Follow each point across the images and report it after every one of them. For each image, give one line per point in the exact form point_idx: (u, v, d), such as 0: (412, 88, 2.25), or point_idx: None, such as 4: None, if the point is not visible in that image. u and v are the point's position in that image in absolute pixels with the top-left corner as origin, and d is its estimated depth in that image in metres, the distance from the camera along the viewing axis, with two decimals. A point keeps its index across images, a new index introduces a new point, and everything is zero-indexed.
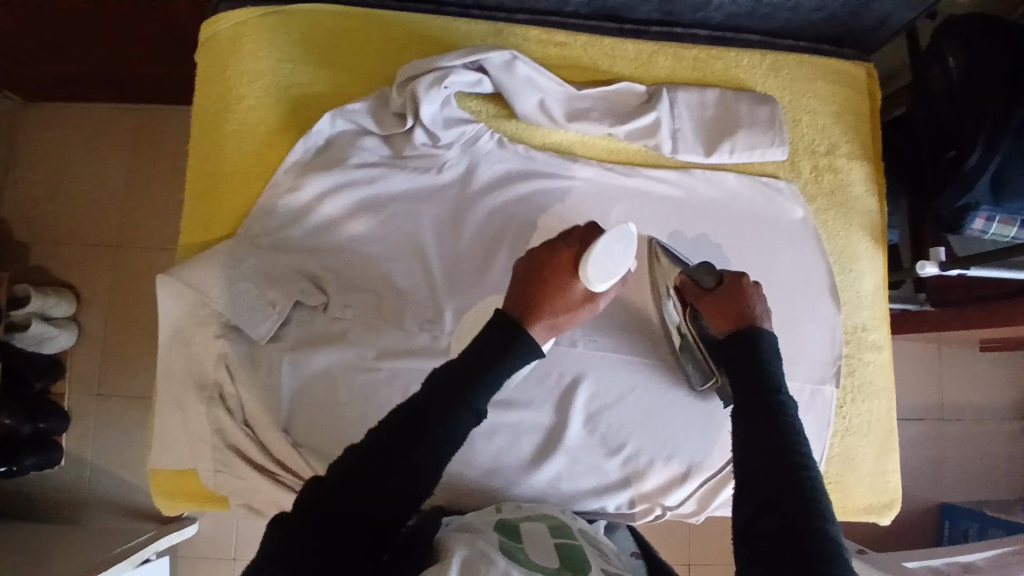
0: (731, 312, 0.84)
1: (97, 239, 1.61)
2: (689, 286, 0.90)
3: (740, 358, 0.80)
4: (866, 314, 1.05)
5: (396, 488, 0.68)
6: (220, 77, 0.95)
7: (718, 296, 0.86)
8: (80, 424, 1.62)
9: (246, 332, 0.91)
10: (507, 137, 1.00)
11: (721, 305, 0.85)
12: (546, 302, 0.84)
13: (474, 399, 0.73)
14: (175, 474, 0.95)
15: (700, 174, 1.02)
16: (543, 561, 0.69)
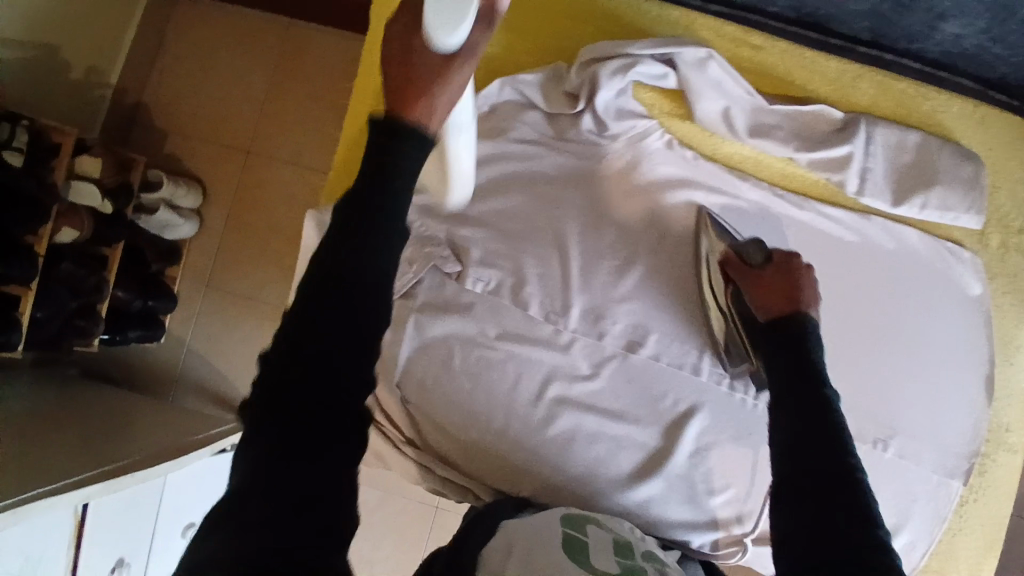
0: (781, 296, 0.83)
1: (230, 142, 1.65)
2: (735, 261, 0.88)
3: (786, 347, 0.79)
4: (1016, 414, 0.96)
5: (342, 350, 0.55)
6: None
7: (767, 275, 0.86)
8: (185, 308, 1.72)
9: None
10: (678, 140, 0.92)
11: (771, 287, 0.84)
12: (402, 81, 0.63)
13: (380, 225, 0.58)
14: None
15: (879, 223, 0.93)
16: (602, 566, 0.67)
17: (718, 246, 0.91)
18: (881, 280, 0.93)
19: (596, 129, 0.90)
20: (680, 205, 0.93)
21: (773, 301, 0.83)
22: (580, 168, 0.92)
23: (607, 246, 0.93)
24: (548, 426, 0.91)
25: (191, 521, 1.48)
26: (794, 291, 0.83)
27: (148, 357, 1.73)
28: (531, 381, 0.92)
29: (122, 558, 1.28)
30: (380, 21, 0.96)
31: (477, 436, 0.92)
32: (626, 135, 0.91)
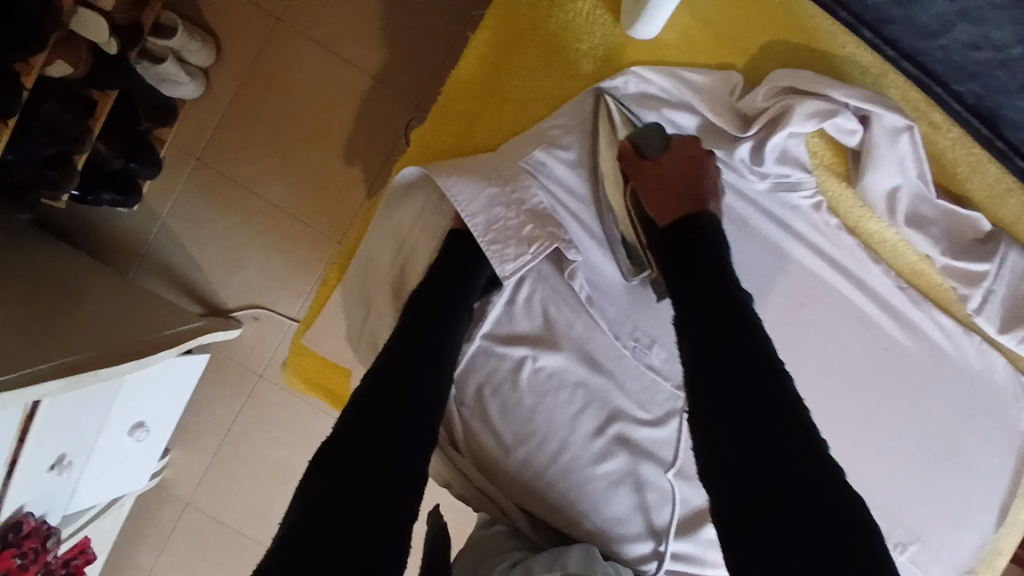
0: (675, 192, 0.74)
1: (263, 4, 1.42)
2: (630, 153, 0.79)
3: (695, 272, 0.66)
4: (1013, 543, 1.00)
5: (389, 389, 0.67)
6: None
7: (660, 166, 0.77)
8: (169, 178, 1.49)
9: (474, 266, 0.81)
10: (827, 202, 0.84)
11: (665, 184, 0.75)
12: (681, 185, 0.74)
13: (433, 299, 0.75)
14: (322, 361, 0.87)
15: (978, 342, 0.90)
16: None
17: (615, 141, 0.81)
18: (960, 398, 0.91)
19: (748, 165, 0.82)
20: (806, 266, 0.86)
21: (674, 204, 0.73)
22: None
23: None
24: (598, 464, 0.85)
25: (142, 421, 1.36)
26: (693, 186, 0.74)
27: (115, 224, 1.52)
28: (593, 416, 0.85)
29: (63, 456, 1.18)
30: None
31: (524, 458, 0.85)
32: (773, 182, 0.83)
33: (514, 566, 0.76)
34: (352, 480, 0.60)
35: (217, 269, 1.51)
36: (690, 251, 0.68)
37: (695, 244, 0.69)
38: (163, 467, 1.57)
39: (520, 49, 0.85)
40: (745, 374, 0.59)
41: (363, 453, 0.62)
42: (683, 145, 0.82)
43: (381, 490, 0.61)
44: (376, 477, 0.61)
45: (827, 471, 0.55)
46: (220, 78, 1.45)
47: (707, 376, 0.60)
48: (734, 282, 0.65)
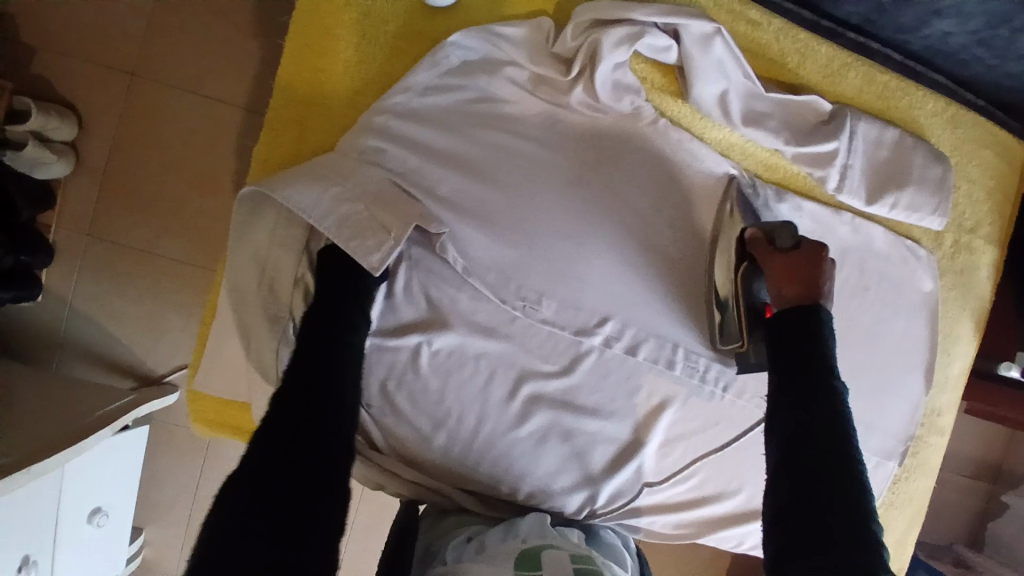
0: (803, 286, 0.69)
1: (111, 63, 1.38)
2: (762, 242, 0.74)
3: (798, 336, 0.66)
4: (943, 398, 1.03)
5: (302, 412, 0.66)
6: None
7: (796, 260, 0.71)
8: (64, 263, 1.45)
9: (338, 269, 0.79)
10: (668, 122, 0.85)
11: (801, 268, 0.70)
12: (806, 270, 0.70)
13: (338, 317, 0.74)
14: (221, 402, 0.86)
15: (849, 218, 0.92)
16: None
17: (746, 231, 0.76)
18: (850, 273, 0.93)
19: (582, 106, 0.82)
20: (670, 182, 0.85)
21: (788, 293, 0.69)
22: (563, 143, 0.83)
23: (589, 233, 0.84)
24: (519, 426, 0.86)
25: (99, 506, 1.34)
26: (819, 281, 0.69)
27: (22, 321, 1.47)
28: (502, 381, 0.86)
29: (28, 556, 1.16)
30: None
31: (445, 441, 0.85)
32: (611, 117, 0.83)
33: (469, 540, 0.79)
34: (269, 502, 0.59)
35: (139, 338, 1.48)
36: (789, 330, 0.67)
37: (805, 319, 0.67)
38: (140, 546, 1.55)
39: (337, 47, 0.84)
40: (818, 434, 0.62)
41: (278, 475, 0.61)
42: (516, 98, 0.82)
43: (297, 504, 0.60)
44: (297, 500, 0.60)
45: (869, 543, 0.56)
46: (87, 148, 1.41)
47: (781, 419, 0.64)
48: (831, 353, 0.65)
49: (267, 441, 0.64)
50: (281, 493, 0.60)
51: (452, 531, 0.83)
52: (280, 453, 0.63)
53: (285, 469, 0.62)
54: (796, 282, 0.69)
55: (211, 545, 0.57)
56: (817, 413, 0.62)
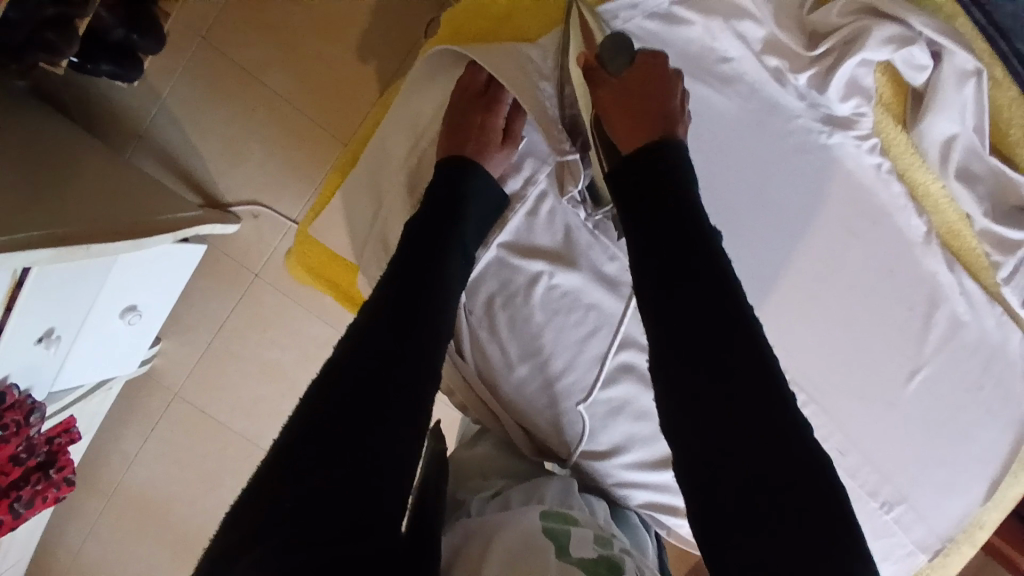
0: (644, 111, 0.67)
1: None
2: (595, 66, 0.70)
3: (653, 207, 0.61)
4: (994, 515, 1.00)
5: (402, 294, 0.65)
6: None
7: (627, 82, 0.69)
8: (173, 57, 1.38)
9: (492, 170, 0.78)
10: (881, 144, 0.81)
11: (633, 103, 0.68)
12: (641, 108, 0.67)
13: (457, 208, 0.71)
14: (324, 254, 0.84)
15: (999, 313, 0.88)
16: (585, 555, 0.60)
17: (579, 50, 0.73)
18: (974, 367, 0.89)
19: (803, 91, 0.79)
20: (859, 203, 0.81)
21: (638, 125, 0.66)
22: (765, 126, 0.79)
23: (746, 228, 0.81)
24: (599, 389, 0.84)
25: (134, 305, 1.34)
26: (662, 105, 0.68)
27: (110, 98, 1.42)
28: (602, 341, 0.83)
29: (52, 329, 1.15)
30: None
31: (525, 376, 0.83)
32: (825, 113, 0.80)
33: (495, 495, 0.77)
34: (363, 385, 0.59)
35: (219, 159, 1.44)
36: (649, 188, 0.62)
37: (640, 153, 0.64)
38: (153, 356, 1.55)
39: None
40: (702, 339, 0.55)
41: (374, 359, 0.60)
42: (738, 58, 0.77)
43: (383, 428, 0.58)
44: (386, 386, 0.59)
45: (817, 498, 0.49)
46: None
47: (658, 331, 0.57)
48: (687, 209, 0.60)
49: (356, 355, 0.61)
50: (373, 382, 0.59)
51: (478, 484, 0.81)
52: (377, 336, 0.62)
53: (378, 351, 0.61)
54: (638, 129, 0.66)
55: (308, 420, 0.58)
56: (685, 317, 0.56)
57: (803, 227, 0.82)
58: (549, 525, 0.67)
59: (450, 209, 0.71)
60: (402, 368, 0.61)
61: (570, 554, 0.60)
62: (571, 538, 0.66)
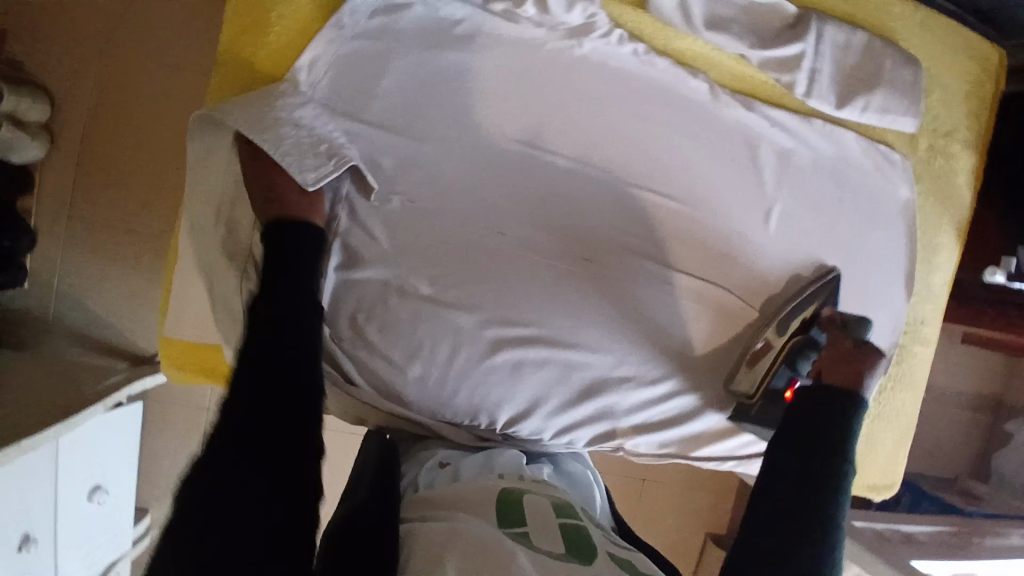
0: (851, 370, 0.79)
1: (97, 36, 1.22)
2: (835, 323, 0.87)
3: (813, 411, 0.71)
4: (928, 308, 1.01)
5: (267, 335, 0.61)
6: None
7: (846, 348, 0.83)
8: (46, 242, 1.30)
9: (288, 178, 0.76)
10: (628, 33, 0.85)
11: (838, 361, 0.81)
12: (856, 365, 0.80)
13: (296, 245, 0.70)
14: (193, 347, 0.85)
15: (819, 125, 0.92)
16: (548, 538, 0.59)
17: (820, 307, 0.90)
18: (823, 181, 0.93)
19: (538, 19, 0.82)
20: (637, 87, 0.86)
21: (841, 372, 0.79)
22: (523, 61, 0.83)
23: (549, 155, 0.86)
24: (490, 357, 0.87)
25: (99, 484, 1.33)
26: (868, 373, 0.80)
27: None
28: (474, 313, 0.86)
29: (28, 533, 1.16)
30: None
31: (420, 373, 0.86)
32: (566, 28, 0.83)
33: (441, 466, 0.80)
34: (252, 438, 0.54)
35: (131, 321, 1.36)
36: (829, 395, 0.72)
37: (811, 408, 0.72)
38: (146, 527, 1.56)
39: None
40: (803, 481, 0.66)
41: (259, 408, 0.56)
42: (467, 16, 0.81)
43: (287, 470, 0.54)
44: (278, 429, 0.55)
45: None
46: (64, 118, 1.25)
47: (776, 474, 0.68)
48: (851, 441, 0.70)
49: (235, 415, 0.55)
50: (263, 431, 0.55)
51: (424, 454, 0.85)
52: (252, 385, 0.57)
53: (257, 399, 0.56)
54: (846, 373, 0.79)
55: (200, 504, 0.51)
56: (801, 475, 0.67)
57: (600, 134, 0.86)
58: (500, 505, 0.65)
59: (287, 249, 0.69)
60: (290, 408, 0.57)
61: (535, 541, 0.58)
62: (524, 514, 0.64)
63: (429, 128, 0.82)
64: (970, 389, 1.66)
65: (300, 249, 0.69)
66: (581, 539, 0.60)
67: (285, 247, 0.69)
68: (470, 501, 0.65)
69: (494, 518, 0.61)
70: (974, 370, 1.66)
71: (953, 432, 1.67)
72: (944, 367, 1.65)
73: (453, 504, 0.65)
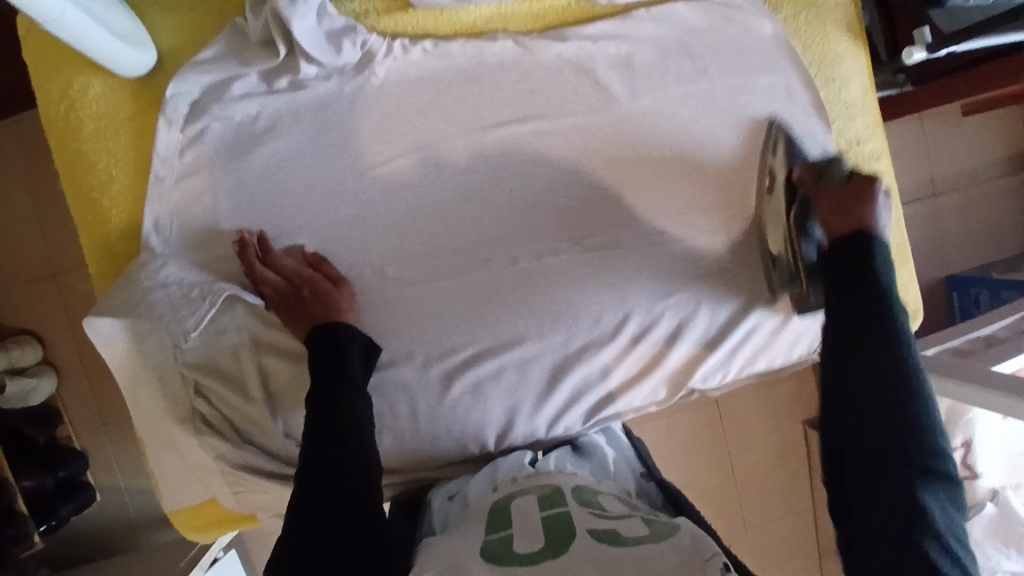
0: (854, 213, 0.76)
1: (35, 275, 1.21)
2: (809, 179, 0.82)
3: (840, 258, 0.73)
4: (858, 124, 0.93)
5: (320, 414, 0.70)
6: (54, 99, 0.79)
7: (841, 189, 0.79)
8: (99, 458, 1.27)
9: (173, 330, 0.80)
10: (410, 36, 0.83)
11: (840, 206, 0.78)
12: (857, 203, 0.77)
13: (326, 332, 0.78)
14: (194, 509, 0.89)
15: (646, 14, 0.87)
16: (527, 545, 0.58)
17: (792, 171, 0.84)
18: (680, 61, 0.88)
19: (321, 73, 0.81)
20: (450, 79, 0.85)
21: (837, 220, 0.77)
22: (332, 115, 0.83)
23: (408, 181, 0.85)
24: (448, 391, 0.86)
25: None
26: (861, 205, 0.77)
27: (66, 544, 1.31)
28: (414, 359, 0.85)
29: None
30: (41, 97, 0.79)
31: (393, 438, 0.85)
32: (351, 67, 0.82)
33: (450, 505, 0.78)
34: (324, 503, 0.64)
35: None
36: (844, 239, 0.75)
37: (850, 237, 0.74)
38: None
39: (93, 151, 0.80)
40: (867, 356, 0.65)
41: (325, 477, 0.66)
42: (260, 108, 0.82)
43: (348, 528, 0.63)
44: (339, 494, 0.65)
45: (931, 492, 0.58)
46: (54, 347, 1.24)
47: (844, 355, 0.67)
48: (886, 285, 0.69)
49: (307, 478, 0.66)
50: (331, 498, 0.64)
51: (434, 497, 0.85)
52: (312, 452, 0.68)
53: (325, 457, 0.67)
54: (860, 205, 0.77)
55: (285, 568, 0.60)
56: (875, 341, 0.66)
57: (442, 141, 0.85)
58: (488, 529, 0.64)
59: (325, 343, 0.77)
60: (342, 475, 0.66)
61: (516, 549, 0.58)
62: (510, 531, 0.62)
63: (282, 222, 0.83)
64: (996, 156, 1.51)
65: (332, 335, 0.77)
66: (563, 536, 0.58)
67: (325, 342, 0.77)
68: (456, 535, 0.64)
69: (472, 545, 0.60)
70: (994, 133, 1.50)
71: (1002, 203, 1.52)
72: (962, 146, 1.49)
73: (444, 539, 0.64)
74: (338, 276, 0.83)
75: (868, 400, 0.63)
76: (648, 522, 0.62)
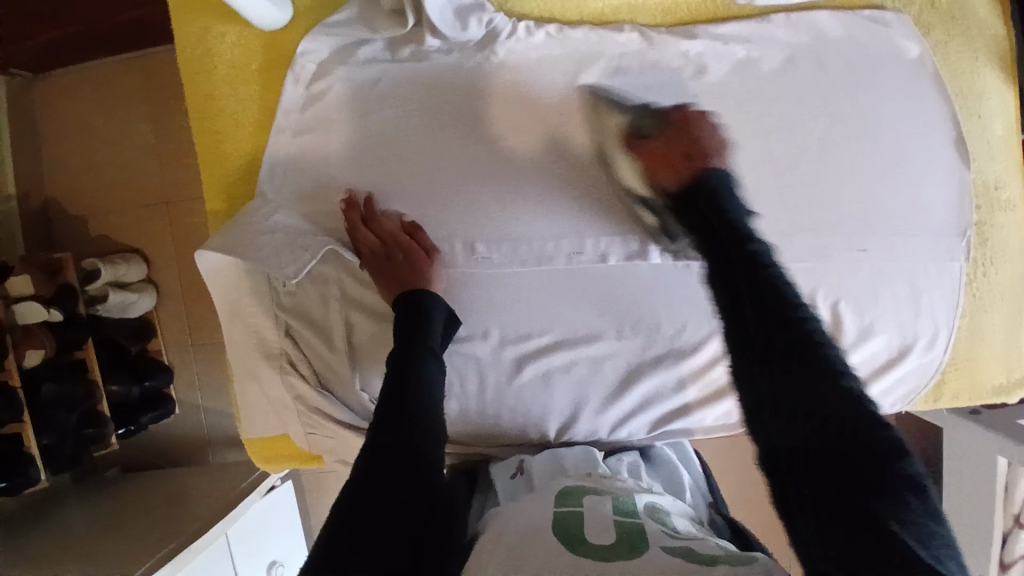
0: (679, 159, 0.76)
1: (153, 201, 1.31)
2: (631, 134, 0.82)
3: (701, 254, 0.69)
4: (996, 166, 0.86)
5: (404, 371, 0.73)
6: (198, 41, 0.84)
7: (663, 138, 0.79)
8: (184, 376, 1.38)
9: (273, 274, 0.84)
10: (536, 19, 0.85)
11: (668, 154, 0.77)
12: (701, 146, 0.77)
13: (422, 298, 0.80)
14: (268, 440, 0.96)
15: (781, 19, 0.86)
16: (602, 539, 0.58)
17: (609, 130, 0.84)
18: (812, 74, 0.84)
19: (445, 47, 0.84)
20: (569, 65, 0.85)
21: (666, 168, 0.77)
22: (449, 88, 0.85)
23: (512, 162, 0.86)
24: (518, 375, 0.87)
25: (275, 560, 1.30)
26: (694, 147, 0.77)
27: (146, 446, 1.43)
28: (491, 338, 0.87)
29: None
30: (185, 37, 0.84)
31: (459, 409, 0.88)
32: (473, 44, 0.84)
33: (513, 486, 0.79)
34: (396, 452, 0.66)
35: None
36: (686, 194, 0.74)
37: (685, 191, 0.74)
38: None
39: (228, 94, 0.85)
40: (775, 358, 0.60)
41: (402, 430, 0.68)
42: (382, 74, 0.85)
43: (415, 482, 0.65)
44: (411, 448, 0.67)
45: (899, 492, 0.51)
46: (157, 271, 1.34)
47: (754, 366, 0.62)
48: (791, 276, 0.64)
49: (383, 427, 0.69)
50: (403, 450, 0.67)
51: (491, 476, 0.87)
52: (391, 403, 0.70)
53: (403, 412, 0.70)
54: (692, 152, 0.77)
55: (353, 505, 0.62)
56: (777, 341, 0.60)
57: (550, 127, 0.85)
58: (557, 513, 0.64)
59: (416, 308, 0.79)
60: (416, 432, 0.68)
61: (591, 541, 0.58)
62: (583, 520, 0.62)
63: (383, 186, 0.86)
64: None
65: (425, 302, 0.80)
66: (639, 539, 0.58)
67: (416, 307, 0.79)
68: (525, 512, 0.65)
69: (544, 525, 0.61)
70: None
71: None
72: None
73: (512, 514, 0.65)
74: (431, 246, 0.85)
75: (810, 396, 0.57)
76: (730, 549, 0.59)
